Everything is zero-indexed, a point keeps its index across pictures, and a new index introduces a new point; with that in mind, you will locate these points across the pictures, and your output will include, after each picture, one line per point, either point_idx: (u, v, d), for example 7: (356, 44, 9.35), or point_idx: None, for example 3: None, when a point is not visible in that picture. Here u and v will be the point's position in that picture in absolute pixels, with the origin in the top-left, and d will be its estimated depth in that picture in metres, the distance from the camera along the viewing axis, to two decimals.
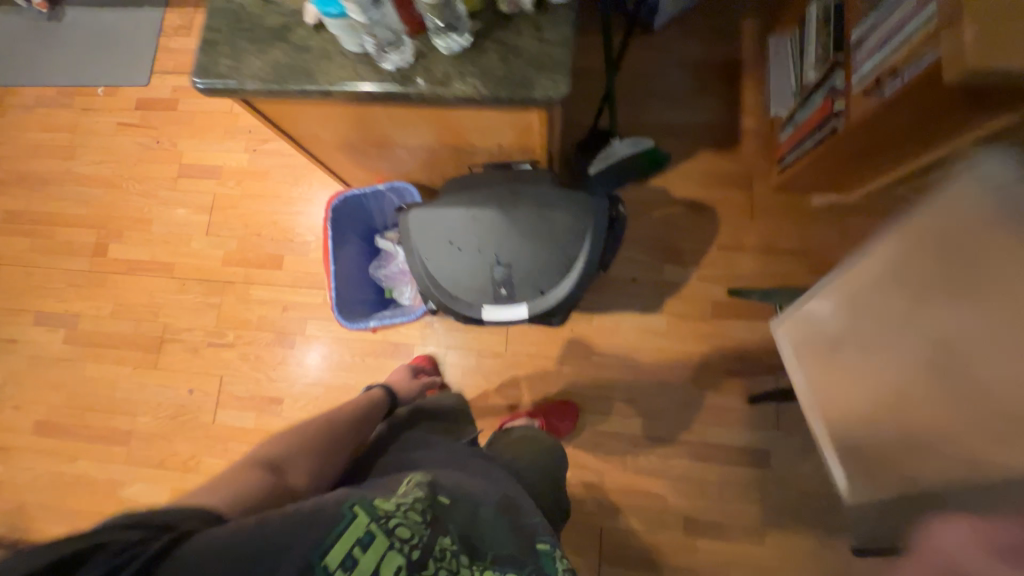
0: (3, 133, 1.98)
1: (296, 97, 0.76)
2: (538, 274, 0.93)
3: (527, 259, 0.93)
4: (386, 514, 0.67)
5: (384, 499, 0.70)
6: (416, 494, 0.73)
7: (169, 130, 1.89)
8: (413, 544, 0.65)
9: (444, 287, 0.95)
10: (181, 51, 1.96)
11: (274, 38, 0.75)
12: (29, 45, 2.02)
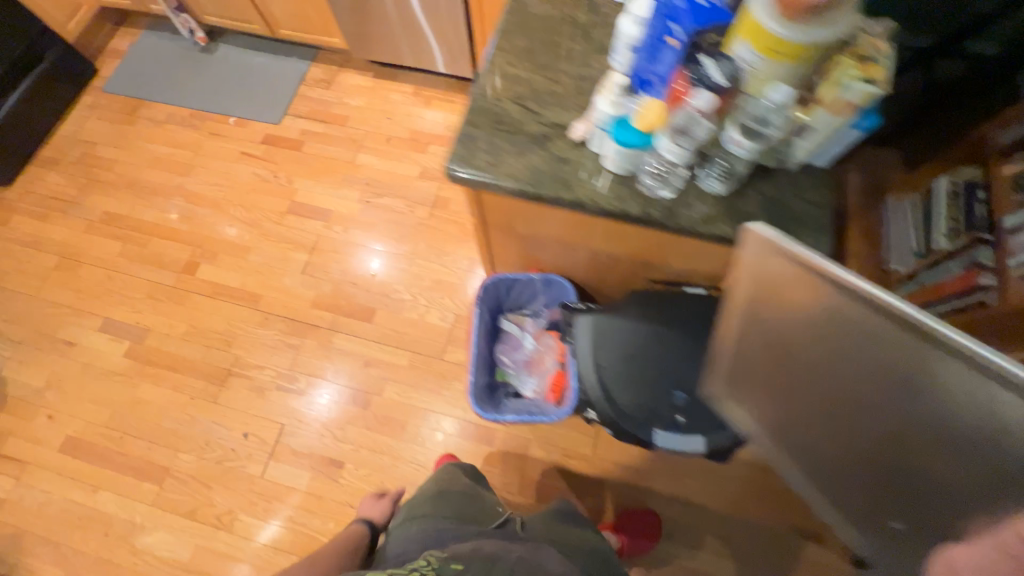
0: (126, 140, 2.05)
1: (541, 200, 0.78)
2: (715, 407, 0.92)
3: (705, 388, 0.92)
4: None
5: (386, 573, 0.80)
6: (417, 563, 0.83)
7: (288, 167, 1.96)
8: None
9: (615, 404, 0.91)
10: (317, 100, 2.08)
11: (536, 145, 0.79)
12: (178, 70, 2.18)
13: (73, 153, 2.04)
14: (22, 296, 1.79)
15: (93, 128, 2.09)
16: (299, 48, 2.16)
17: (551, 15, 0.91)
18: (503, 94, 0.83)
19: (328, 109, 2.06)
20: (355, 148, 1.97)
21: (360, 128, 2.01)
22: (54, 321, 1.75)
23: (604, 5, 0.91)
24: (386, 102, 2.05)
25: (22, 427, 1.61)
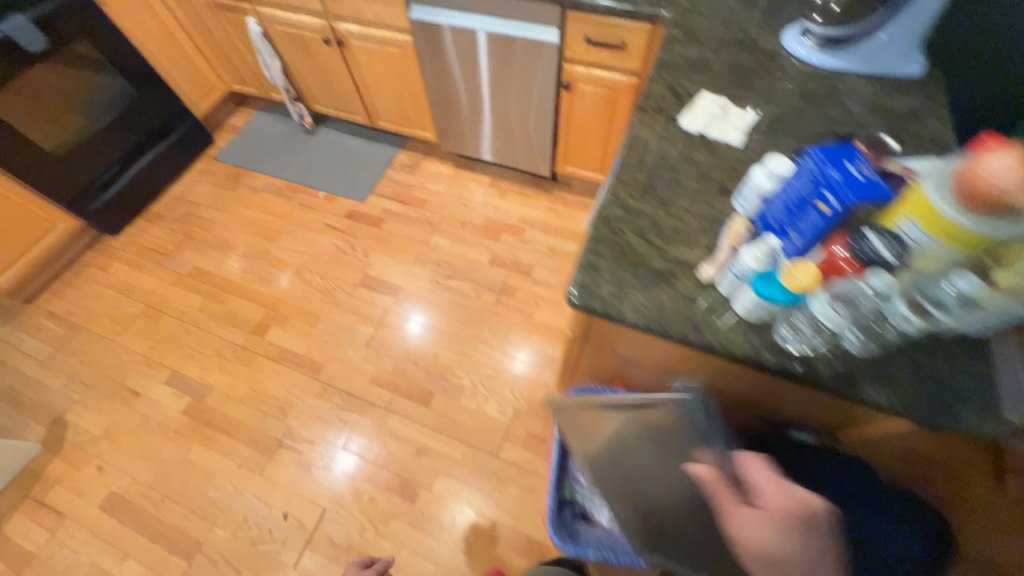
0: (226, 204, 2.24)
1: (662, 335, 0.77)
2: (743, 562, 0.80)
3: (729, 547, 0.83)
4: None
5: None
6: None
7: (367, 242, 2.06)
8: None
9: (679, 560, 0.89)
10: (401, 183, 2.25)
11: (661, 280, 0.79)
12: (283, 148, 2.43)
13: (177, 211, 2.24)
14: (103, 341, 1.88)
15: (199, 191, 2.30)
16: (391, 136, 2.37)
17: (670, 154, 0.95)
18: (626, 225, 0.86)
19: (410, 192, 2.21)
20: (431, 230, 2.08)
21: (438, 212, 2.12)
22: (125, 369, 1.80)
23: (721, 149, 0.95)
24: (464, 191, 2.18)
25: (70, 476, 1.60)
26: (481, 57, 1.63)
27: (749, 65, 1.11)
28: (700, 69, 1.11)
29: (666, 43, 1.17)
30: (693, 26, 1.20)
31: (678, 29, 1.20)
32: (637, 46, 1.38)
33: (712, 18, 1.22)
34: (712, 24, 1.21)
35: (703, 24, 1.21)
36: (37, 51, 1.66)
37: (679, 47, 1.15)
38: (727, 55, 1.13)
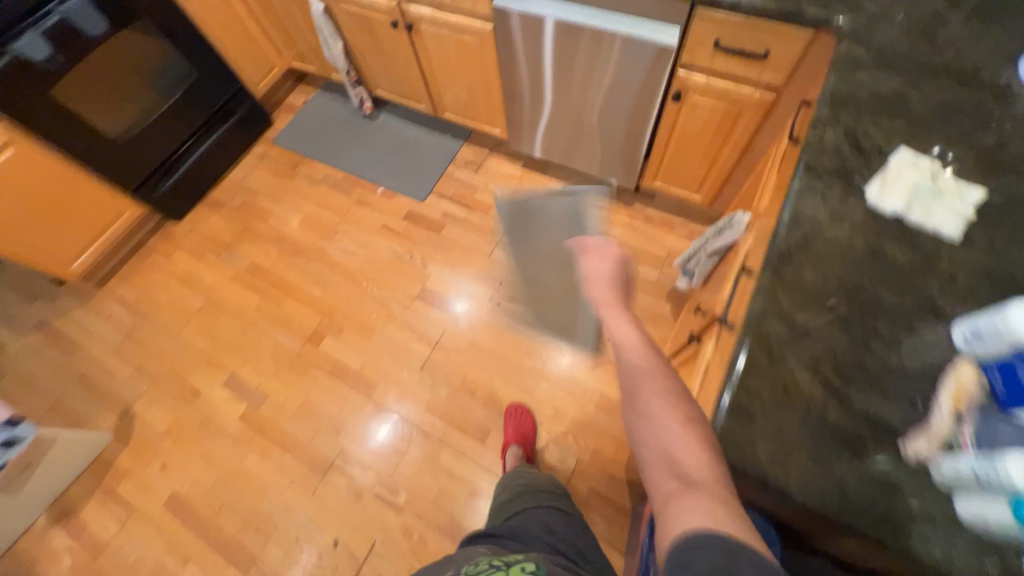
0: (283, 195, 2.16)
1: (812, 514, 0.57)
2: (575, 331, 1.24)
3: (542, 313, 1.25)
4: None
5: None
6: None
7: (425, 250, 1.92)
8: None
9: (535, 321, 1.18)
10: (464, 183, 2.06)
11: (839, 445, 0.58)
12: (341, 133, 2.29)
13: (237, 199, 2.19)
14: (167, 334, 1.89)
15: (258, 178, 2.23)
16: (455, 128, 2.17)
17: (851, 243, 0.70)
18: (789, 351, 0.64)
19: (473, 195, 2.03)
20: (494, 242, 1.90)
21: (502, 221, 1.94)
22: (188, 366, 1.82)
23: (925, 244, 0.69)
24: None
25: (137, 471, 1.65)
26: (572, 57, 1.36)
27: (970, 103, 0.80)
28: (894, 108, 0.81)
29: (840, 66, 0.87)
30: (881, 41, 0.89)
31: (859, 44, 0.89)
32: (783, 56, 1.08)
33: (909, 28, 0.90)
34: (908, 37, 0.89)
35: (896, 38, 0.89)
36: (99, 35, 1.57)
37: (862, 73, 0.86)
38: (933, 87, 0.82)
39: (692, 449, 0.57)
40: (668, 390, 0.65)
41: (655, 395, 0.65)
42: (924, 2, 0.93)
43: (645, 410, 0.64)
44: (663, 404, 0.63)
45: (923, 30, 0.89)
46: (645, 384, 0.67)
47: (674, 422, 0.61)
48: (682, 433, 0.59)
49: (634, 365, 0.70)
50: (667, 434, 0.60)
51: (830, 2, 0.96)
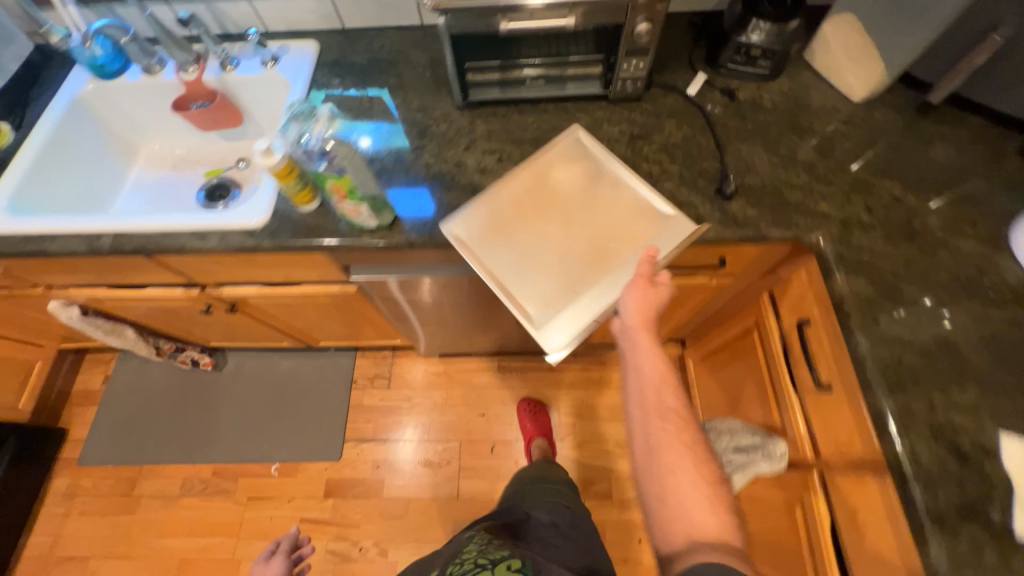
0: (130, 541, 1.47)
1: None
2: (531, 288, 0.74)
3: (522, 271, 0.75)
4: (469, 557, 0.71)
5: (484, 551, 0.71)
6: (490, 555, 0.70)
7: (374, 528, 1.44)
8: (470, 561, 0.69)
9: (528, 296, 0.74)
10: (381, 409, 1.61)
11: None
12: (181, 406, 1.65)
13: None
14: None
15: (78, 532, 1.49)
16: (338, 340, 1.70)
17: None
18: None
19: (399, 418, 1.60)
20: (455, 473, 1.52)
21: (450, 439, 1.56)
22: None
23: None
24: (471, 394, 1.62)
25: None
26: (482, 298, 1.04)
27: (1015, 330, 0.67)
28: (953, 366, 0.65)
29: (859, 315, 0.69)
30: (874, 259, 0.73)
31: (858, 272, 0.72)
32: (741, 256, 0.89)
33: (887, 230, 0.76)
34: (893, 242, 0.75)
35: (885, 249, 0.74)
36: None
37: (886, 318, 0.69)
38: (965, 316, 0.68)
39: (715, 525, 0.55)
40: (691, 445, 0.61)
41: (670, 441, 0.60)
42: (875, 182, 0.80)
43: (663, 456, 0.60)
44: (684, 463, 0.59)
45: (900, 228, 0.76)
46: (667, 444, 0.60)
47: (688, 484, 0.58)
48: (706, 507, 0.56)
49: (646, 402, 0.64)
50: (671, 471, 0.59)
51: (788, 215, 0.78)
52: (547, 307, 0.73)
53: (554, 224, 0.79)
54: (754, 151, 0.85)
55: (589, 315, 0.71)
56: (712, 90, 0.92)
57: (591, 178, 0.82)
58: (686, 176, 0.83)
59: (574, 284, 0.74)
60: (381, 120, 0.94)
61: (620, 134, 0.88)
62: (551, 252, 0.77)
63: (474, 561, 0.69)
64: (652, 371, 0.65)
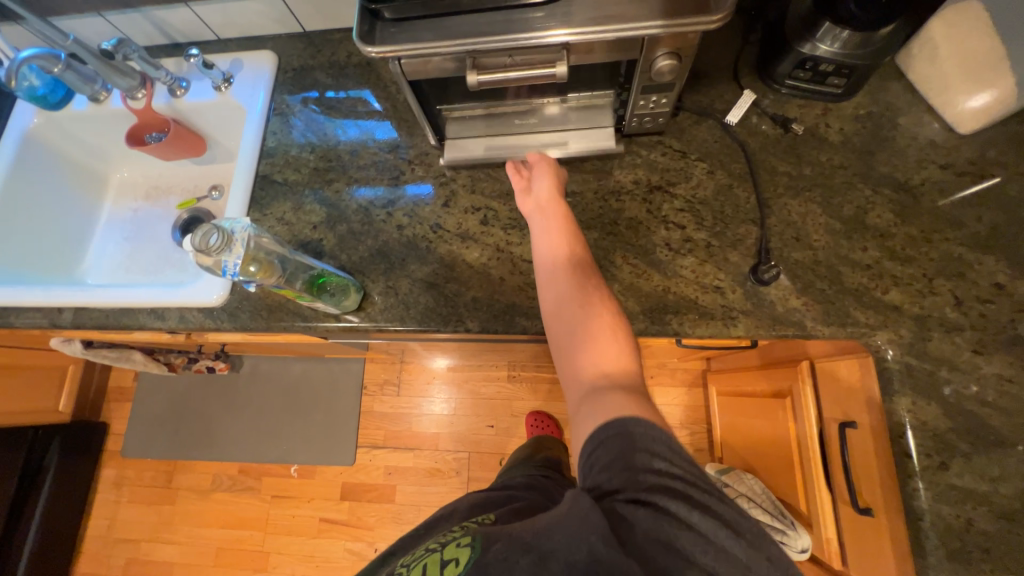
0: (172, 528, 1.62)
1: None
2: (463, 119, 0.70)
3: (467, 114, 0.69)
4: (419, 555, 0.48)
5: (437, 541, 0.48)
6: (444, 540, 0.47)
7: (387, 531, 1.51)
8: (417, 562, 0.46)
9: (452, 120, 0.70)
10: (392, 417, 1.61)
11: None
12: (207, 406, 1.73)
13: (116, 561, 1.62)
14: None
15: (129, 517, 1.65)
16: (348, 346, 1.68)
17: None
18: None
19: (409, 426, 1.60)
20: (464, 483, 1.53)
21: (460, 450, 1.56)
22: None
23: None
24: (480, 404, 1.58)
25: None
26: (475, 347, 0.94)
27: None
28: None
29: (923, 459, 0.55)
30: (953, 378, 0.57)
31: (932, 397, 0.56)
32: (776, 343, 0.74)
33: (981, 334, 0.58)
34: (986, 352, 0.57)
35: (973, 364, 0.57)
36: None
37: (959, 462, 0.54)
38: None
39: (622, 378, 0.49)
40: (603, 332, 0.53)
41: (583, 335, 0.53)
42: (971, 260, 0.61)
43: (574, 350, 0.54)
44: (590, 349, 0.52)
45: (998, 331, 0.58)
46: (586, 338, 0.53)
47: (598, 361, 0.51)
48: (612, 369, 0.51)
49: (559, 305, 0.57)
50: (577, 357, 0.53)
51: (843, 308, 0.62)
52: (471, 131, 0.72)
53: (531, 116, 0.68)
54: (808, 213, 0.66)
55: (487, 150, 0.72)
56: (761, 117, 0.71)
57: (591, 119, 0.68)
58: (715, 249, 0.66)
59: (503, 134, 0.71)
60: (367, 123, 0.83)
61: (631, 185, 0.70)
62: (502, 120, 0.70)
63: (426, 549, 0.48)
64: (561, 273, 0.59)
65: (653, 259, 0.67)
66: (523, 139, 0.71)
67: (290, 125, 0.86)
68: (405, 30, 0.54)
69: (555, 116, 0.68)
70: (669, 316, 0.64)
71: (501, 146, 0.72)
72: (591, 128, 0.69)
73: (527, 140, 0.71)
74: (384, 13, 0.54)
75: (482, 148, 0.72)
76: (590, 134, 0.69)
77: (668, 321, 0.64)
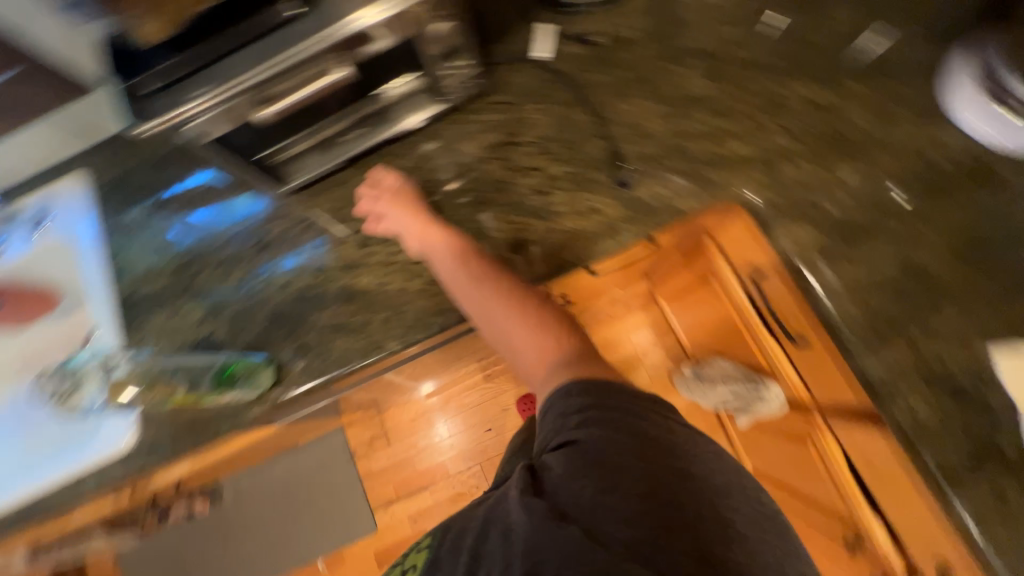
0: None
1: None
2: (291, 147, 0.66)
3: (294, 142, 0.66)
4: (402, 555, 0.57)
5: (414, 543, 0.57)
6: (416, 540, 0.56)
7: None
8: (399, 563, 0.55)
9: (279, 153, 0.66)
10: (394, 467, 1.56)
11: None
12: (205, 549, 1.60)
13: None
14: None
15: None
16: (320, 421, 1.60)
17: None
18: None
19: (414, 467, 1.55)
20: None
21: (471, 466, 1.52)
22: None
23: None
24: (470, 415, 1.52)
25: None
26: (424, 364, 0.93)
27: (968, 217, 0.59)
28: (928, 293, 0.58)
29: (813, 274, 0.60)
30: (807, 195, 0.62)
31: (801, 218, 0.62)
32: None
33: (816, 149, 0.64)
34: (824, 161, 0.63)
35: (818, 176, 0.63)
36: None
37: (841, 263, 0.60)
38: (921, 223, 0.59)
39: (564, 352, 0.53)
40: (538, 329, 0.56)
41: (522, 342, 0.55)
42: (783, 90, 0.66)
43: (519, 352, 0.55)
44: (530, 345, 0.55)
45: (826, 139, 0.64)
46: (528, 343, 0.55)
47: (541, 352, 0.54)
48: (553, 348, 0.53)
49: (494, 330, 0.58)
50: (525, 361, 0.55)
51: (701, 177, 0.66)
52: (303, 150, 0.68)
53: (357, 118, 0.67)
54: (640, 108, 0.69)
55: (329, 158, 0.71)
56: (564, 41, 0.73)
57: (414, 96, 0.68)
58: (576, 175, 0.68)
59: (336, 140, 0.69)
60: (231, 208, 0.78)
61: (482, 151, 0.71)
62: (330, 132, 0.67)
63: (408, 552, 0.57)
64: (481, 308, 0.58)
65: (527, 209, 0.68)
66: (357, 135, 0.70)
67: (133, 236, 0.80)
68: (175, 92, 0.52)
69: (380, 108, 0.67)
70: (563, 253, 0.66)
71: (339, 149, 0.71)
72: (418, 103, 0.70)
73: (361, 133, 0.70)
74: (152, 85, 0.52)
75: (322, 160, 0.71)
76: (416, 106, 0.70)
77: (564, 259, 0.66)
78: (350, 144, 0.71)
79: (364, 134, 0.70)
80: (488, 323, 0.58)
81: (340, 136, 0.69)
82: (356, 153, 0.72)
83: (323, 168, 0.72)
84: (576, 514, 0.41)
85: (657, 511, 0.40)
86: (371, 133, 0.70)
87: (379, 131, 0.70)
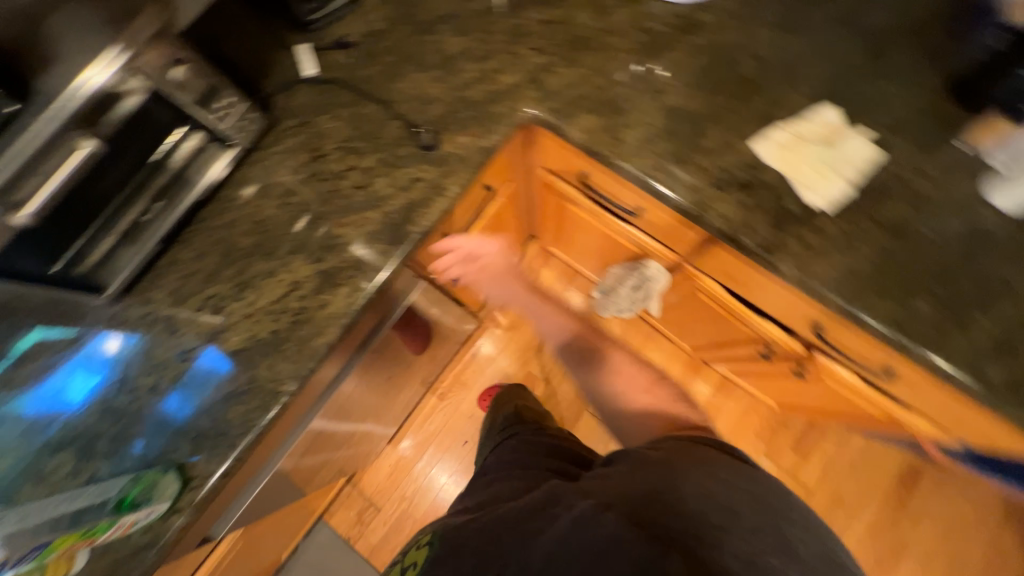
0: None
1: None
2: (89, 252, 0.63)
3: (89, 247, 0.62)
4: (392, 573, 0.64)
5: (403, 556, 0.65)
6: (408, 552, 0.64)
7: None
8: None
9: (79, 263, 0.62)
10: (394, 533, 1.45)
11: None
12: None
13: None
14: None
15: None
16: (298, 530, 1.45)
17: (874, 247, 0.63)
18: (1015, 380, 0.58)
19: (415, 520, 1.46)
20: None
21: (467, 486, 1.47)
22: None
23: (879, 188, 0.65)
24: (443, 440, 1.47)
25: None
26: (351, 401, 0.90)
27: (692, 59, 0.72)
28: (694, 123, 0.69)
29: (609, 148, 0.69)
30: (577, 92, 0.72)
31: (580, 111, 0.72)
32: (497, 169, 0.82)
33: (566, 54, 0.74)
34: (576, 62, 0.73)
35: (577, 74, 0.73)
36: None
37: (626, 130, 0.70)
38: (664, 76, 0.71)
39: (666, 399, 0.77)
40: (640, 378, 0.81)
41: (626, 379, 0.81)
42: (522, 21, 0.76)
43: (622, 391, 0.80)
44: (639, 386, 0.80)
45: (570, 44, 0.74)
46: (631, 385, 0.80)
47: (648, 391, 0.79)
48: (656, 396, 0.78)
49: (609, 376, 0.82)
50: (635, 400, 0.79)
51: (491, 114, 0.73)
52: (105, 252, 0.65)
53: (148, 195, 0.65)
54: (416, 81, 0.75)
55: (140, 248, 0.67)
56: (326, 53, 0.77)
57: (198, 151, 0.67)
58: (388, 159, 0.72)
59: (138, 227, 0.66)
60: (70, 353, 0.69)
61: (294, 176, 0.73)
62: (127, 221, 0.64)
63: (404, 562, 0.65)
64: (571, 343, 0.88)
65: (359, 206, 0.70)
66: (159, 214, 0.67)
67: None
68: None
69: (169, 177, 0.66)
70: (407, 228, 0.69)
71: (147, 236, 0.67)
72: (208, 158, 0.69)
73: (162, 211, 0.67)
74: None
75: (135, 253, 0.67)
76: (208, 161, 0.69)
77: (411, 232, 0.69)
78: (156, 225, 0.67)
79: (167, 210, 0.68)
80: (604, 385, 0.82)
81: (142, 221, 0.66)
82: (168, 232, 0.68)
83: (140, 261, 0.68)
84: (639, 516, 0.52)
85: (686, 518, 0.52)
86: (173, 206, 0.68)
87: (180, 201, 0.68)
